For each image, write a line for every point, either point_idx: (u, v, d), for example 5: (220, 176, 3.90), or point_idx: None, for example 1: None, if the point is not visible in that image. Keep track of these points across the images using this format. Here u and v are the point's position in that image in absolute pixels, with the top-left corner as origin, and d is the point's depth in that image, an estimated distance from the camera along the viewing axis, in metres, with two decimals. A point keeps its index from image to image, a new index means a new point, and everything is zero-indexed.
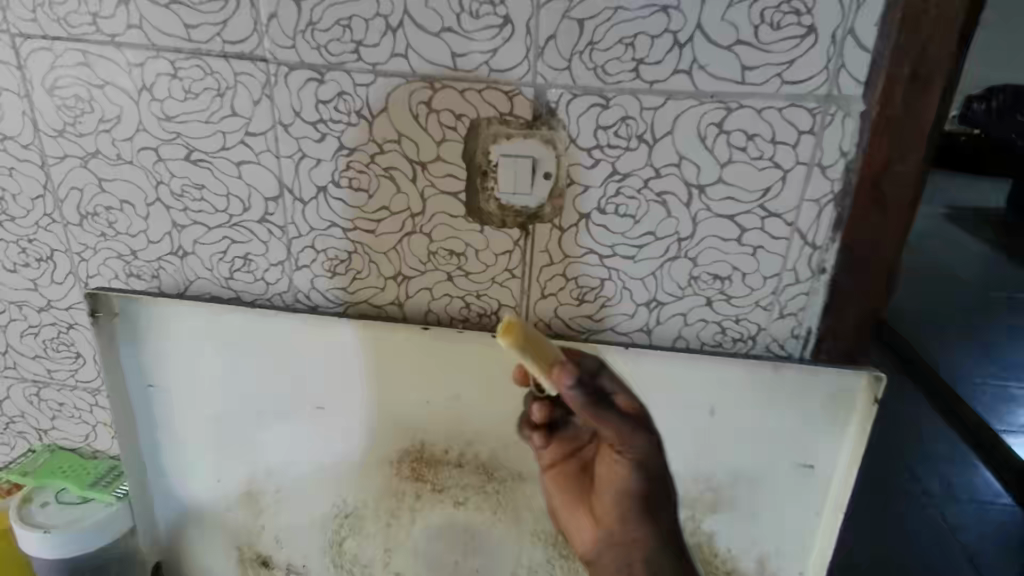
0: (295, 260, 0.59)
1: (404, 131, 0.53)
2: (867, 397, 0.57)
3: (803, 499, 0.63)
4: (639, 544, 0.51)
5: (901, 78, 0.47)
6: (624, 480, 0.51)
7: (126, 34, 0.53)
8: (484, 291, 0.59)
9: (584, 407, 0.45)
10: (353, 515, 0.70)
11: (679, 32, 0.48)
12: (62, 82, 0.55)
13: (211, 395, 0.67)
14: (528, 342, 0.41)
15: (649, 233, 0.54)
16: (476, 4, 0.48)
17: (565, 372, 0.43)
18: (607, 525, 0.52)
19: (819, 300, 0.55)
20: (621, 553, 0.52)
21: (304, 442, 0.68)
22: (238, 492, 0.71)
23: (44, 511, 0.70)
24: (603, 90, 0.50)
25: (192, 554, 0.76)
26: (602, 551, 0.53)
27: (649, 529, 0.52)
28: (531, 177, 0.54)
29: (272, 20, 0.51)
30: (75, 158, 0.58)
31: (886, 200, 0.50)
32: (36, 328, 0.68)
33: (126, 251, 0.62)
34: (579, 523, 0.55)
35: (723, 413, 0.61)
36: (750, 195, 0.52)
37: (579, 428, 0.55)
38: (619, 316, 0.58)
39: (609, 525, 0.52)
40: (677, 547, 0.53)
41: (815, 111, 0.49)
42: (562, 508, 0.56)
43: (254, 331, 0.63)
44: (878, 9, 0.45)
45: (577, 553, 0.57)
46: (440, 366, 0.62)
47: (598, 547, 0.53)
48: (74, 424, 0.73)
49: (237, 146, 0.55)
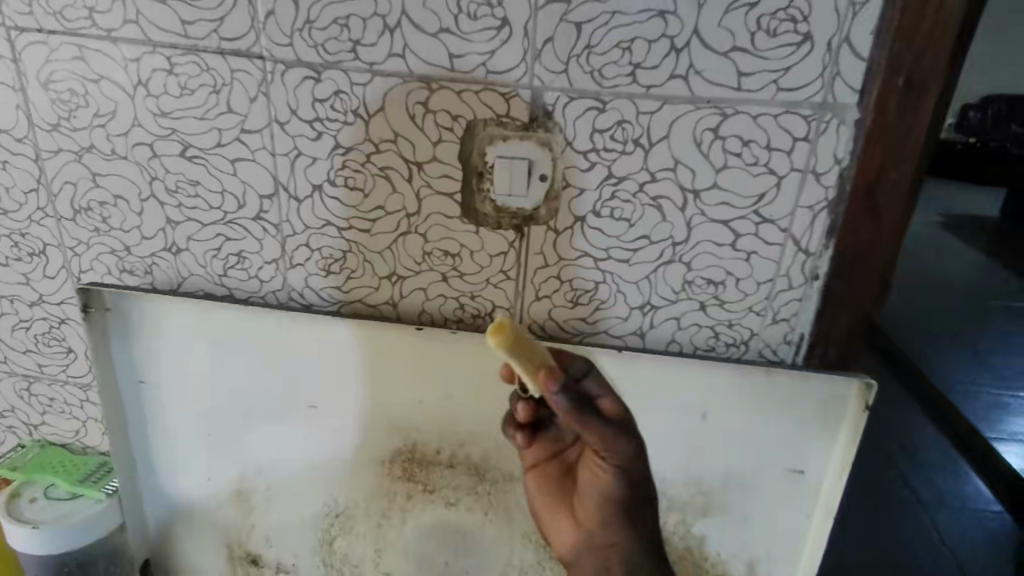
0: (289, 258, 0.59)
1: (400, 131, 0.53)
2: (858, 404, 0.58)
3: (793, 504, 0.63)
4: (617, 548, 0.52)
5: (895, 86, 0.47)
6: (607, 484, 0.51)
7: (122, 29, 0.53)
8: (478, 292, 0.59)
9: (567, 412, 0.45)
10: (344, 514, 0.70)
11: (676, 37, 0.48)
12: (57, 76, 0.55)
13: (203, 393, 0.67)
14: (516, 343, 0.42)
15: (643, 237, 0.54)
16: (474, 6, 0.48)
17: (551, 379, 0.43)
18: (588, 527, 0.53)
19: (812, 306, 0.55)
20: (599, 557, 0.52)
21: (296, 440, 0.68)
22: (228, 490, 0.71)
23: (33, 506, 0.69)
24: (599, 94, 0.50)
25: (181, 551, 0.76)
26: (581, 553, 0.54)
27: (632, 531, 0.52)
28: (527, 180, 0.54)
29: (270, 17, 0.50)
30: (69, 152, 0.58)
31: (879, 207, 0.51)
32: (27, 322, 0.68)
33: (119, 246, 0.61)
34: (559, 525, 0.55)
35: (714, 417, 0.61)
36: (745, 200, 0.52)
37: (562, 430, 0.55)
38: (612, 319, 0.58)
39: (590, 527, 0.53)
40: (656, 549, 0.52)
41: (810, 118, 0.49)
42: (543, 510, 0.56)
43: (247, 329, 0.63)
44: (873, 18, 0.46)
45: (557, 555, 0.57)
46: (433, 366, 0.62)
47: (578, 549, 0.54)
48: (64, 419, 0.73)
49: (232, 143, 0.55)
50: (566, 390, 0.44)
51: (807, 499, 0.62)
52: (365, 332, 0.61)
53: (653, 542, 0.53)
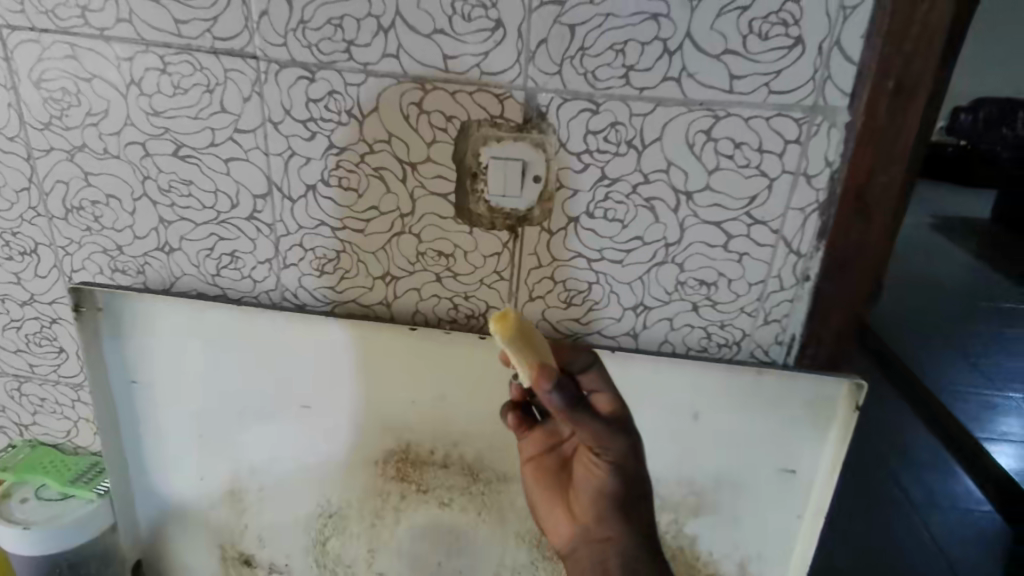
0: (283, 258, 0.59)
1: (395, 131, 0.53)
2: (847, 404, 0.58)
3: (785, 504, 0.63)
4: (614, 542, 0.52)
5: (886, 89, 0.47)
6: (602, 480, 0.52)
7: (115, 28, 0.52)
8: (472, 292, 0.59)
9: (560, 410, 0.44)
10: (337, 514, 0.70)
11: (669, 40, 0.48)
12: (49, 74, 0.55)
13: (195, 393, 0.67)
14: (514, 331, 0.44)
15: (636, 238, 0.55)
16: (468, 7, 0.49)
17: (542, 375, 0.42)
18: (585, 521, 0.53)
19: (803, 307, 0.56)
20: (595, 551, 0.52)
21: (289, 440, 0.68)
22: (221, 490, 0.71)
23: (23, 507, 0.69)
24: (593, 96, 0.50)
25: (173, 551, 0.75)
26: (577, 547, 0.53)
27: (627, 526, 0.52)
28: (521, 181, 0.54)
29: (263, 17, 0.50)
30: (61, 151, 0.58)
31: (870, 209, 0.51)
32: (18, 322, 0.68)
33: (111, 246, 0.61)
34: (556, 518, 0.55)
35: (707, 417, 0.61)
36: (736, 202, 0.52)
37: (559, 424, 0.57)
38: (606, 320, 0.59)
39: (586, 521, 0.53)
40: (652, 545, 0.53)
41: (801, 121, 0.49)
42: (540, 503, 0.56)
43: (240, 329, 0.63)
44: (864, 22, 0.46)
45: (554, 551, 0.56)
46: (427, 367, 0.63)
47: (575, 542, 0.53)
48: (55, 419, 0.72)
49: (226, 142, 0.55)
50: (561, 391, 0.43)
51: (799, 498, 0.63)
52: (359, 331, 0.61)
53: (648, 537, 0.53)
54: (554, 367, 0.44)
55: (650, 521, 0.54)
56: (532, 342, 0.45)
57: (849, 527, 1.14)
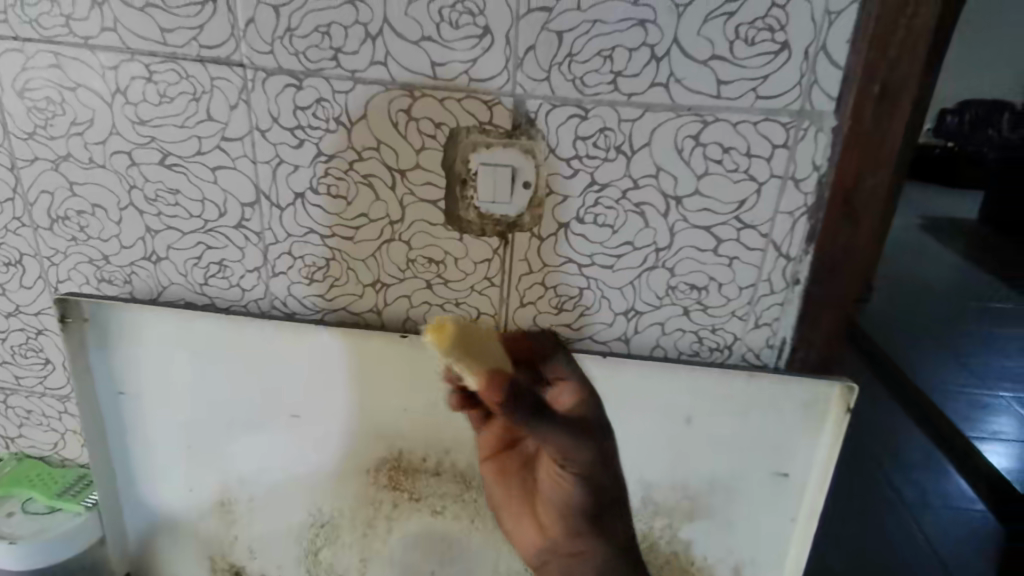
0: (271, 266, 0.59)
1: (383, 138, 0.53)
2: (840, 406, 0.58)
3: (778, 507, 0.63)
4: (588, 555, 0.52)
5: (871, 93, 0.48)
6: (568, 491, 0.51)
7: (100, 37, 0.52)
8: (463, 299, 0.59)
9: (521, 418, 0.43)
10: (329, 524, 0.69)
11: (656, 46, 0.48)
12: (33, 84, 0.54)
13: (184, 403, 0.66)
14: (453, 339, 0.43)
15: (627, 243, 0.55)
16: (456, 14, 0.49)
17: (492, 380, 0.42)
18: (550, 531, 0.53)
19: (793, 311, 0.56)
20: (563, 562, 0.52)
21: (279, 449, 0.67)
22: (211, 500, 0.70)
23: (9, 521, 0.68)
24: (581, 102, 0.50)
25: (163, 563, 0.74)
26: (548, 558, 0.53)
27: (602, 540, 0.52)
28: (510, 187, 0.54)
29: (250, 25, 0.50)
30: (45, 161, 0.57)
31: (857, 212, 0.51)
32: (3, 333, 0.67)
33: (97, 255, 0.61)
34: (521, 526, 0.55)
35: (699, 422, 0.61)
36: (726, 207, 0.53)
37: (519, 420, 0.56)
38: (597, 325, 0.59)
39: (553, 533, 0.53)
40: (630, 555, 0.53)
41: (789, 125, 0.50)
42: (503, 506, 0.56)
43: (229, 338, 0.62)
44: (849, 27, 0.46)
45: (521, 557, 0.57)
46: (419, 374, 0.62)
47: (542, 552, 0.53)
48: (42, 431, 0.71)
49: (213, 151, 0.55)
50: (517, 400, 0.42)
51: (792, 502, 0.63)
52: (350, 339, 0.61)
53: (627, 549, 0.53)
54: (504, 370, 0.43)
55: (627, 533, 0.53)
56: (476, 344, 0.44)
57: (844, 529, 1.14)
